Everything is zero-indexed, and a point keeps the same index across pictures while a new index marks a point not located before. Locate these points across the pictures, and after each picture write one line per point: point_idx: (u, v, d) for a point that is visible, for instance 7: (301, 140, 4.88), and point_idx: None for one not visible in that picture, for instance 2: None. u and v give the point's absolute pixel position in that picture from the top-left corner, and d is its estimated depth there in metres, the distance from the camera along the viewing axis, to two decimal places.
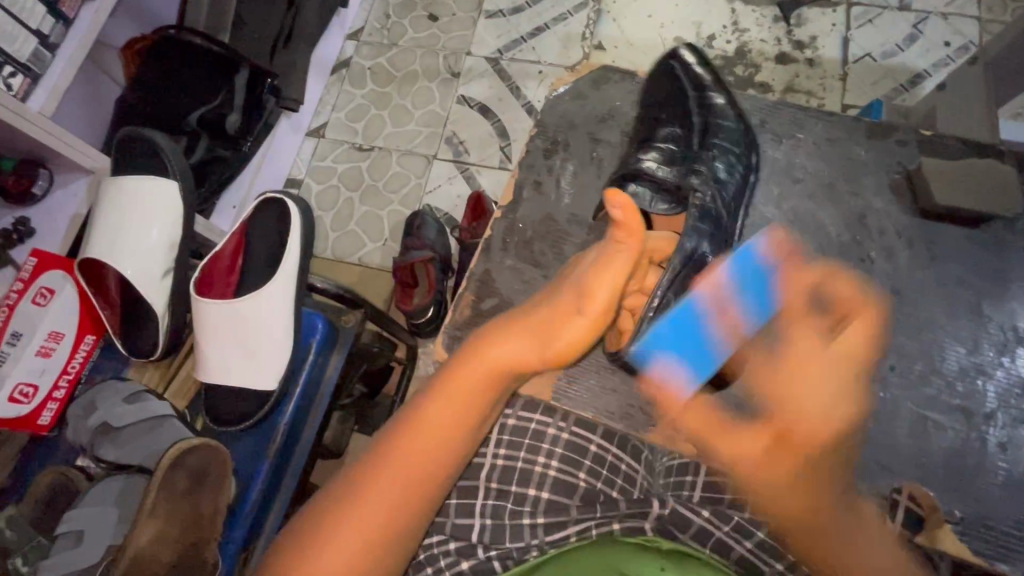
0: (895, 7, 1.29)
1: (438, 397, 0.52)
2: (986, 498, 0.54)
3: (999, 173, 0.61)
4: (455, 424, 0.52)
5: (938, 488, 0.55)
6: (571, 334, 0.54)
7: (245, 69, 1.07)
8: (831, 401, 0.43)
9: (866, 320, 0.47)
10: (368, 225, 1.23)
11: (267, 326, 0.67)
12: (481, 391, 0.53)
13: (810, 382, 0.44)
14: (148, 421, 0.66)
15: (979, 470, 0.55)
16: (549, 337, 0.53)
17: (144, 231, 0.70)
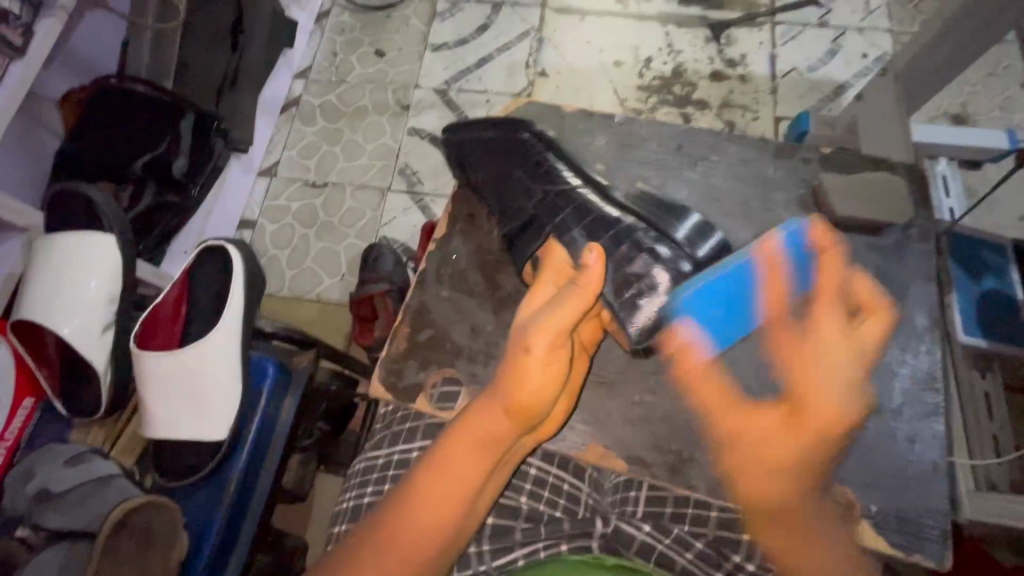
0: (815, 24, 1.37)
1: (432, 472, 0.51)
2: (902, 491, 0.55)
3: (892, 184, 0.64)
4: (447, 486, 0.51)
5: (858, 483, 0.55)
6: (536, 389, 0.50)
7: (190, 113, 1.06)
8: (854, 389, 0.51)
9: (879, 319, 0.54)
10: (325, 261, 1.23)
11: (213, 375, 0.66)
12: (472, 458, 0.51)
13: (827, 367, 0.52)
14: (89, 484, 0.64)
15: (898, 463, 0.56)
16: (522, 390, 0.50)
17: (80, 282, 0.69)
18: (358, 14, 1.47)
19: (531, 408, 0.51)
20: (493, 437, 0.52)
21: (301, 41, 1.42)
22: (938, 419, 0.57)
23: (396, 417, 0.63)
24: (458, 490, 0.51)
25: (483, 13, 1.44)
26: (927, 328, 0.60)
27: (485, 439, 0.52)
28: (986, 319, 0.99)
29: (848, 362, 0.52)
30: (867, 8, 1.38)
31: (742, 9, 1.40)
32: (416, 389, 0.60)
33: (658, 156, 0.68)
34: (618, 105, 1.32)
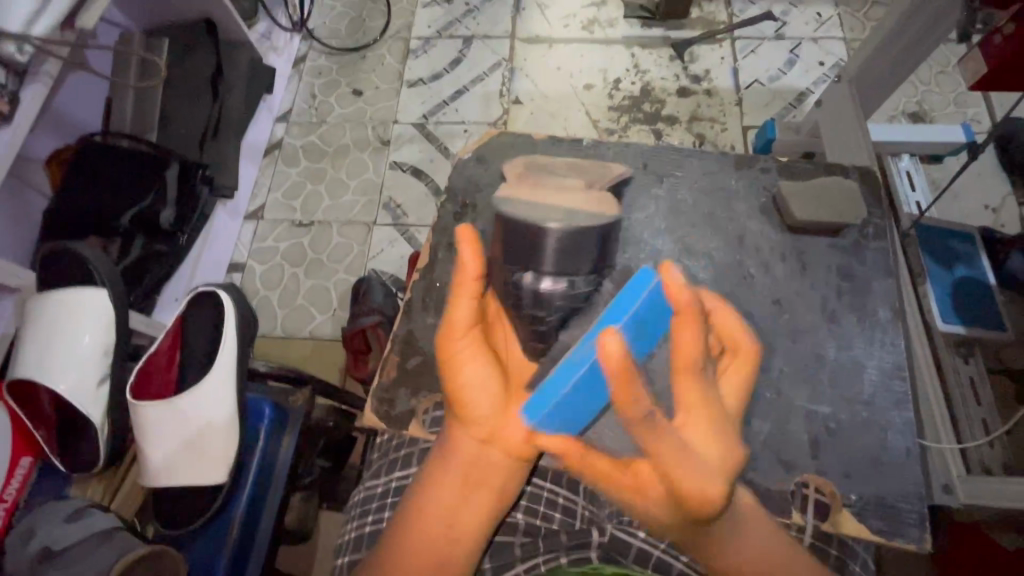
0: (773, 37, 1.44)
1: (419, 491, 0.54)
2: (879, 479, 0.56)
3: (845, 188, 0.67)
4: (439, 506, 0.53)
5: (837, 474, 0.57)
6: (476, 395, 0.53)
7: (175, 165, 1.09)
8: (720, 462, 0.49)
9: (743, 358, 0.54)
10: (316, 297, 1.24)
11: (209, 419, 0.66)
12: (444, 473, 0.54)
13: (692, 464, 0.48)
14: (93, 536, 0.64)
15: (875, 452, 0.57)
16: (466, 399, 0.53)
17: (75, 336, 0.69)
18: (334, 57, 1.52)
19: (479, 413, 0.53)
20: (457, 451, 0.54)
21: (280, 86, 1.46)
22: (909, 407, 0.59)
23: (392, 446, 0.64)
24: (433, 507, 0.53)
25: (455, 48, 1.50)
26: (897, 318, 0.63)
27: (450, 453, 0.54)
28: (960, 306, 1.03)
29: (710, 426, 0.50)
30: (820, 19, 1.45)
31: (702, 27, 1.46)
32: (408, 416, 0.61)
33: (626, 175, 0.71)
34: (591, 126, 1.37)
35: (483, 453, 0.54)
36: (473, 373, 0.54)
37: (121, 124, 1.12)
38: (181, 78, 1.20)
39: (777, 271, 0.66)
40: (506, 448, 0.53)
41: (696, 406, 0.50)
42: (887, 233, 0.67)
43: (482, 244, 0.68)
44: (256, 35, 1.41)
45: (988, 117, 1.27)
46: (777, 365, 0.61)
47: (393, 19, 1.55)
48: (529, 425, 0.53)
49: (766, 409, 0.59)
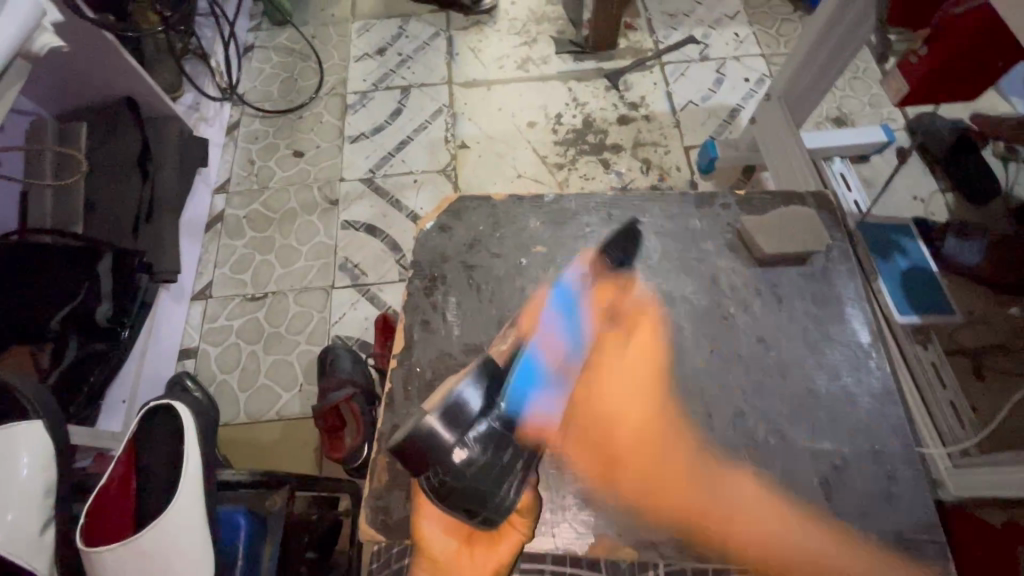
0: (698, 59, 1.51)
1: None
2: (892, 512, 0.56)
3: (804, 216, 0.69)
4: None
5: (852, 514, 0.56)
6: (437, 548, 0.55)
7: (109, 254, 1.01)
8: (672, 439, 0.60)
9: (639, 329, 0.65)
10: (280, 375, 1.17)
11: (178, 553, 0.58)
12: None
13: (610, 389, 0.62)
14: None
15: (882, 482, 0.58)
16: (432, 554, 0.55)
17: (10, 474, 0.60)
18: (269, 120, 1.47)
19: (438, 556, 0.55)
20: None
21: (214, 157, 1.40)
22: (905, 430, 0.60)
23: (391, 555, 0.56)
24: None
25: (394, 99, 1.49)
26: (873, 342, 0.65)
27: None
28: (914, 298, 1.08)
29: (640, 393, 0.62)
30: (738, 39, 1.54)
31: (631, 56, 1.52)
32: (408, 522, 0.57)
33: (591, 226, 0.71)
34: (540, 163, 1.38)
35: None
36: (432, 529, 0.56)
37: (40, 218, 1.03)
38: (104, 162, 1.13)
39: (753, 307, 0.67)
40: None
41: (614, 364, 0.63)
42: (847, 255, 0.70)
43: (457, 317, 0.66)
44: (182, 107, 1.35)
45: (901, 115, 1.36)
46: (773, 409, 0.61)
47: (326, 76, 1.53)
48: (484, 565, 0.54)
49: (769, 456, 0.59)
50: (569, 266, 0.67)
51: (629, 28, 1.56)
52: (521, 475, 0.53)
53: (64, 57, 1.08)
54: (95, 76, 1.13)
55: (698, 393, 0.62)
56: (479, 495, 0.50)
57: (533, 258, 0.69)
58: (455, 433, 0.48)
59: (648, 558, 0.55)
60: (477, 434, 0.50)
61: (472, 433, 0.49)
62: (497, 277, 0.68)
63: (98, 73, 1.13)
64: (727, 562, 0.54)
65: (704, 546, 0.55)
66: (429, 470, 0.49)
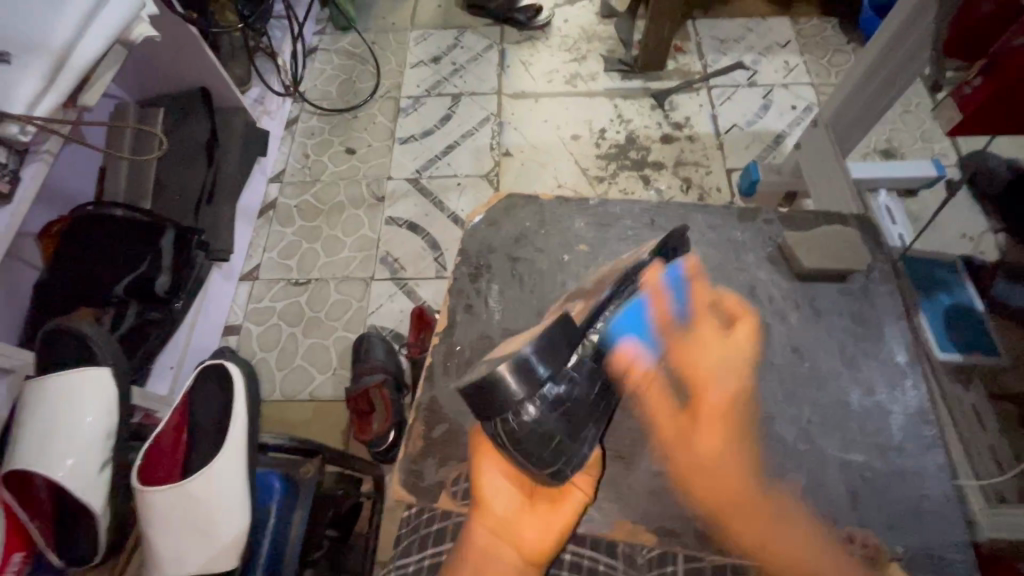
0: (746, 84, 1.52)
1: None
2: (920, 529, 0.56)
3: (845, 234, 0.70)
4: None
5: (879, 525, 0.56)
6: (497, 501, 0.56)
7: (172, 232, 1.08)
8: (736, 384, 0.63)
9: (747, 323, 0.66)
10: (315, 357, 1.22)
11: (222, 502, 0.63)
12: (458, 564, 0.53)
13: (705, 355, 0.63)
14: None
15: (911, 498, 0.57)
16: (491, 511, 0.55)
17: (77, 418, 0.66)
18: (327, 118, 1.55)
19: (500, 510, 0.55)
20: (478, 546, 0.54)
21: (273, 148, 1.48)
22: (939, 450, 0.60)
23: (421, 519, 0.61)
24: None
25: (445, 105, 1.55)
26: (910, 362, 0.65)
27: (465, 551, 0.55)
28: (956, 335, 1.05)
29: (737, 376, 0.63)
30: (787, 67, 1.55)
31: (678, 78, 1.54)
32: (438, 487, 0.59)
33: (634, 230, 0.73)
34: (581, 175, 1.41)
35: (498, 550, 0.54)
36: (494, 481, 0.56)
37: (115, 192, 1.13)
38: (177, 145, 1.21)
39: (790, 317, 0.68)
40: (522, 547, 0.54)
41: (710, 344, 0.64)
42: (888, 276, 0.70)
43: (499, 304, 0.69)
44: (249, 100, 1.44)
45: (954, 151, 1.34)
46: (804, 417, 0.61)
47: (383, 80, 1.61)
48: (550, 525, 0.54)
49: (797, 460, 0.59)
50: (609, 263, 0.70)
51: (678, 50, 1.59)
52: (592, 431, 0.55)
53: (153, 48, 1.18)
54: (176, 66, 1.23)
55: (728, 391, 0.63)
56: (541, 459, 0.51)
57: (575, 255, 0.71)
58: (527, 389, 0.49)
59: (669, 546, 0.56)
60: (551, 392, 0.51)
61: (546, 391, 0.51)
62: (539, 270, 0.71)
63: (178, 64, 1.22)
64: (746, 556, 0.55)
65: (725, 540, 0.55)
66: (500, 422, 0.50)
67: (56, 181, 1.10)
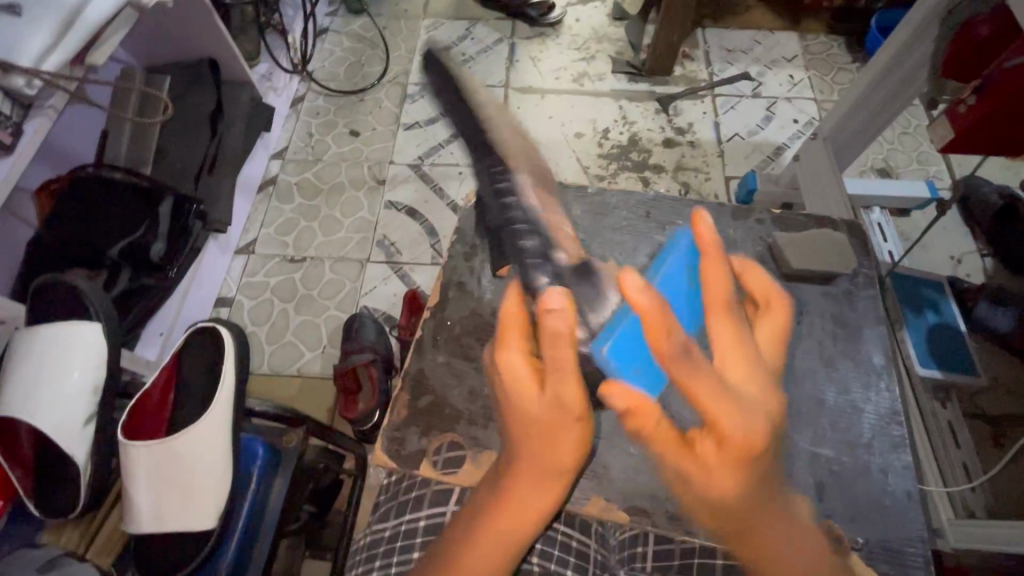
0: (750, 95, 1.54)
1: (494, 496, 0.52)
2: (880, 523, 0.58)
3: (834, 238, 0.72)
4: (505, 533, 0.51)
5: (842, 518, 0.58)
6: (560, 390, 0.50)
7: (170, 197, 1.07)
8: (759, 417, 0.47)
9: (777, 310, 0.57)
10: (306, 334, 1.23)
11: (203, 464, 0.63)
12: (529, 483, 0.52)
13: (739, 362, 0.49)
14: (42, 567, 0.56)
15: (876, 494, 0.59)
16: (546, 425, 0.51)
17: (65, 372, 0.66)
18: (333, 98, 1.56)
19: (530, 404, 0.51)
20: (560, 476, 0.52)
21: (277, 124, 1.48)
22: (905, 450, 0.61)
23: (401, 487, 0.62)
24: (524, 529, 0.52)
25: (451, 95, 1.55)
26: (886, 364, 0.66)
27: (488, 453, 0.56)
28: (937, 352, 1.07)
29: (759, 387, 0.49)
30: (792, 81, 1.57)
31: (684, 84, 1.56)
32: (419, 456, 0.61)
33: (628, 221, 0.75)
34: (581, 172, 1.42)
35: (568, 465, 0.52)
36: (514, 367, 0.53)
37: (115, 155, 1.13)
38: (181, 113, 1.21)
39: None
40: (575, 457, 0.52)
41: (725, 341, 0.50)
42: (872, 282, 0.72)
43: (491, 285, 0.70)
44: (256, 75, 1.44)
45: (948, 175, 1.37)
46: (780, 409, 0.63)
47: (391, 65, 1.61)
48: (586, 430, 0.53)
49: None
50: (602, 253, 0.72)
51: (686, 57, 1.61)
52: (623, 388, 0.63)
53: (163, 13, 1.18)
54: (185, 35, 1.23)
55: None
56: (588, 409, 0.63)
57: None
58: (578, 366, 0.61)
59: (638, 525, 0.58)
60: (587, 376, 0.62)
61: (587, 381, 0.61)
62: None
63: (187, 34, 1.22)
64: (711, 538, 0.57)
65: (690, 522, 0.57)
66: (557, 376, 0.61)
67: (58, 140, 1.10)
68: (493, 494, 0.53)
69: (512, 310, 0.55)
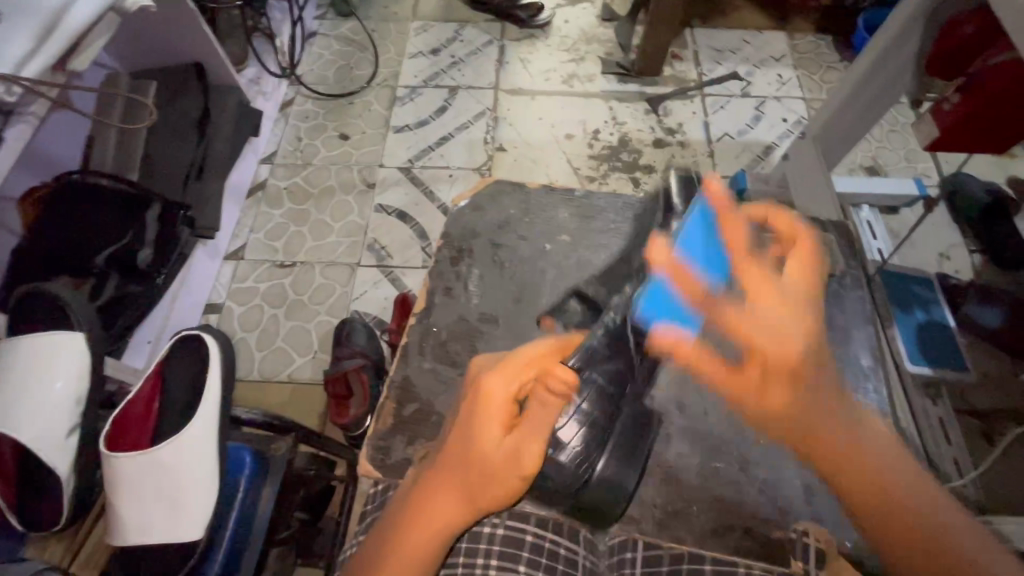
0: (739, 95, 1.54)
1: (422, 495, 0.51)
2: None
3: (820, 238, 0.74)
4: (419, 539, 0.49)
5: None
6: (514, 433, 0.50)
7: (157, 203, 1.07)
8: (797, 335, 0.49)
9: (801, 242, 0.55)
10: (296, 340, 1.22)
11: (188, 474, 0.63)
12: (441, 489, 0.50)
13: (761, 281, 0.51)
14: None
15: None
16: (479, 450, 0.49)
17: (47, 383, 0.65)
18: (322, 102, 1.55)
19: (487, 440, 0.50)
20: (486, 494, 0.50)
21: (266, 129, 1.47)
22: None
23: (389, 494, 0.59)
24: (427, 540, 0.49)
25: (441, 97, 1.55)
26: (872, 365, 0.68)
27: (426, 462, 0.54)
28: (927, 348, 1.08)
29: (791, 313, 0.49)
30: (781, 80, 1.57)
31: (674, 84, 1.56)
32: (405, 464, 0.61)
33: (615, 224, 0.77)
34: (572, 173, 1.42)
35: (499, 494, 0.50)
36: (488, 403, 0.50)
37: (101, 160, 1.12)
38: (167, 118, 1.20)
39: None
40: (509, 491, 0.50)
41: (757, 287, 0.51)
42: (857, 283, 0.73)
43: (478, 290, 0.71)
44: (244, 80, 1.43)
45: (936, 172, 1.37)
46: None
47: (380, 68, 1.61)
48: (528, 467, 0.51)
49: None
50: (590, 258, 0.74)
51: (675, 58, 1.61)
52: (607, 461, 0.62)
53: (149, 17, 1.17)
54: (171, 39, 1.22)
55: None
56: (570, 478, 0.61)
57: (556, 245, 0.75)
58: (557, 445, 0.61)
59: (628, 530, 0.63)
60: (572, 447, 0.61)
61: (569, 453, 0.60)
62: (520, 259, 0.74)
63: (173, 38, 1.21)
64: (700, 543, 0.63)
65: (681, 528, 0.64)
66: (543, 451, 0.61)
67: (41, 147, 1.09)
68: (416, 495, 0.51)
69: (531, 359, 0.53)
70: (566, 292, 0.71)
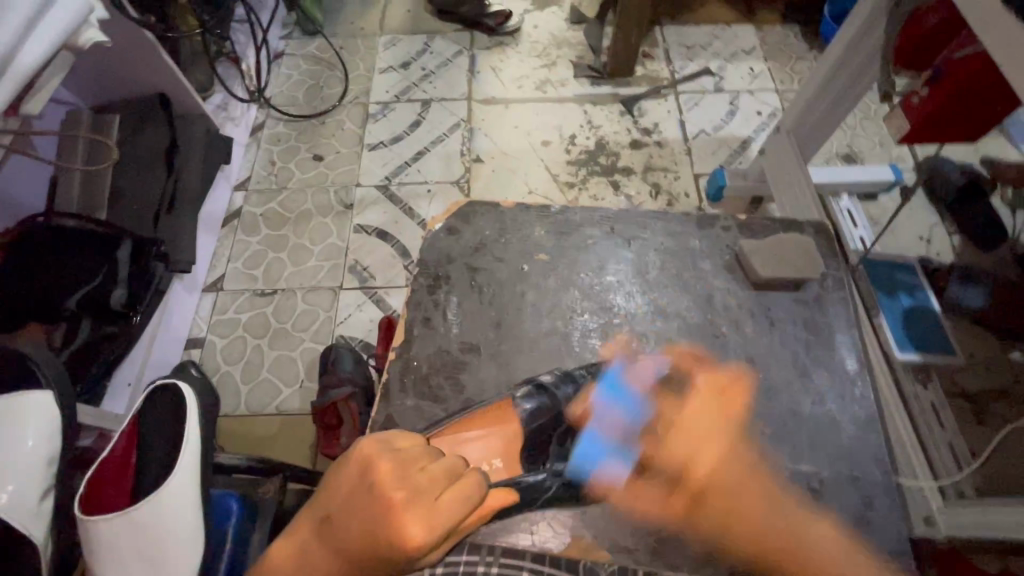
0: (712, 90, 1.55)
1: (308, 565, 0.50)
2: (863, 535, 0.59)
3: (798, 241, 0.74)
4: None
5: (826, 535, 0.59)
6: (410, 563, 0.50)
7: (128, 241, 1.04)
8: (722, 458, 0.60)
9: (705, 398, 0.62)
10: (282, 370, 1.19)
11: (171, 528, 0.60)
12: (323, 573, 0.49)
13: (679, 438, 0.60)
14: None
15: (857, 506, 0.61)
16: (378, 563, 0.48)
17: (17, 443, 0.63)
18: (293, 123, 1.52)
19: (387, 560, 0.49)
20: None
21: (237, 155, 1.45)
22: (884, 457, 0.64)
23: None
24: None
25: (415, 111, 1.53)
26: (859, 369, 0.69)
27: (306, 530, 0.51)
28: (913, 335, 1.08)
29: (720, 422, 0.61)
30: (752, 73, 1.58)
31: (647, 83, 1.56)
32: None
33: (594, 238, 0.76)
34: (551, 180, 1.41)
35: None
36: (408, 532, 0.48)
37: (66, 201, 1.08)
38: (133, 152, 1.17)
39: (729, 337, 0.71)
40: None
41: (693, 423, 0.61)
42: (840, 285, 0.74)
43: (457, 318, 0.70)
44: (211, 107, 1.40)
45: (910, 156, 1.39)
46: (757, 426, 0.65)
47: (350, 86, 1.58)
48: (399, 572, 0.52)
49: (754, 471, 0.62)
50: (571, 277, 0.73)
51: (647, 57, 1.61)
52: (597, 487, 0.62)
53: (107, 51, 1.13)
54: (131, 71, 1.19)
55: None
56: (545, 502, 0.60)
57: (534, 265, 0.74)
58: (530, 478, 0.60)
59: (625, 563, 0.58)
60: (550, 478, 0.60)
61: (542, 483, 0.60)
62: (498, 281, 0.73)
63: (134, 69, 1.18)
64: (701, 568, 0.58)
65: (680, 554, 0.59)
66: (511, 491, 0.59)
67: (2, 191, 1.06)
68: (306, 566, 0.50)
69: (465, 491, 0.52)
70: (548, 317, 0.71)
